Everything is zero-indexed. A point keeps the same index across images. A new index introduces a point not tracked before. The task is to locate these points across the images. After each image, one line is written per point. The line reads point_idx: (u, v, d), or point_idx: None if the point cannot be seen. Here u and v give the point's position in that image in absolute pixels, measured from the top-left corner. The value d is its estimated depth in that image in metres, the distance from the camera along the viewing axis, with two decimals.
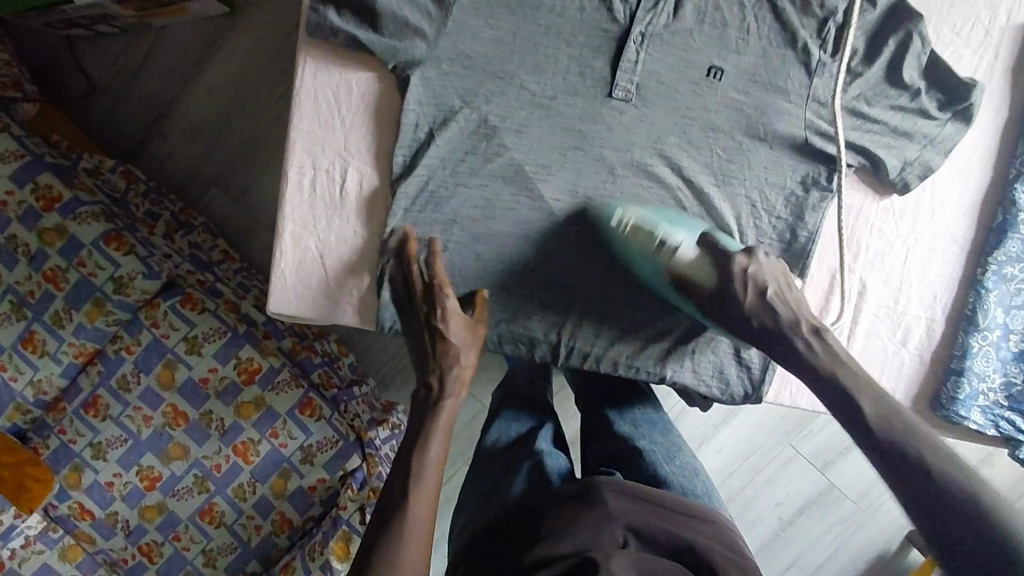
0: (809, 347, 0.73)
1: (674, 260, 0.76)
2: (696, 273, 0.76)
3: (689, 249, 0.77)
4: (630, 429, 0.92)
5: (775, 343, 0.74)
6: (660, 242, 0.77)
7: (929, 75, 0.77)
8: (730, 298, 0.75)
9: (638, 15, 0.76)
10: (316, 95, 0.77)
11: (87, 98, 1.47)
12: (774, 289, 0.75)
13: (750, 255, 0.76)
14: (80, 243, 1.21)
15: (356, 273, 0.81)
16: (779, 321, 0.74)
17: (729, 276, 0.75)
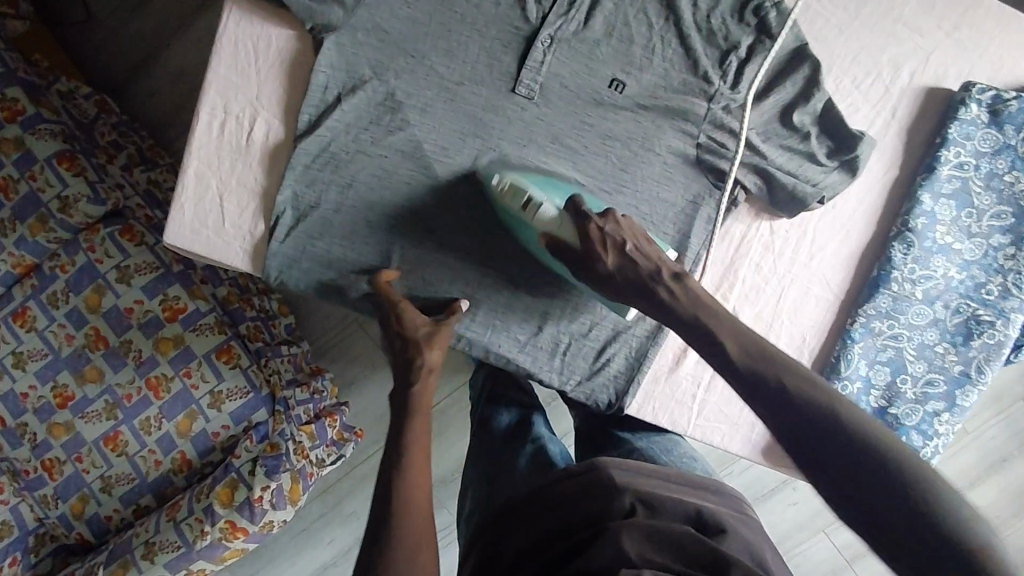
0: (672, 296, 0.70)
1: (537, 219, 0.77)
2: (559, 232, 0.76)
3: (552, 208, 0.77)
4: (634, 436, 0.89)
5: (651, 296, 0.72)
6: (527, 201, 0.77)
7: (822, 121, 0.80)
8: (591, 260, 0.74)
9: (549, 18, 0.78)
10: (236, 44, 0.82)
11: (80, 27, 1.52)
12: (634, 244, 0.73)
13: (604, 214, 0.74)
14: (35, 158, 1.25)
15: (250, 219, 0.85)
16: (636, 274, 0.72)
17: (589, 235, 0.74)
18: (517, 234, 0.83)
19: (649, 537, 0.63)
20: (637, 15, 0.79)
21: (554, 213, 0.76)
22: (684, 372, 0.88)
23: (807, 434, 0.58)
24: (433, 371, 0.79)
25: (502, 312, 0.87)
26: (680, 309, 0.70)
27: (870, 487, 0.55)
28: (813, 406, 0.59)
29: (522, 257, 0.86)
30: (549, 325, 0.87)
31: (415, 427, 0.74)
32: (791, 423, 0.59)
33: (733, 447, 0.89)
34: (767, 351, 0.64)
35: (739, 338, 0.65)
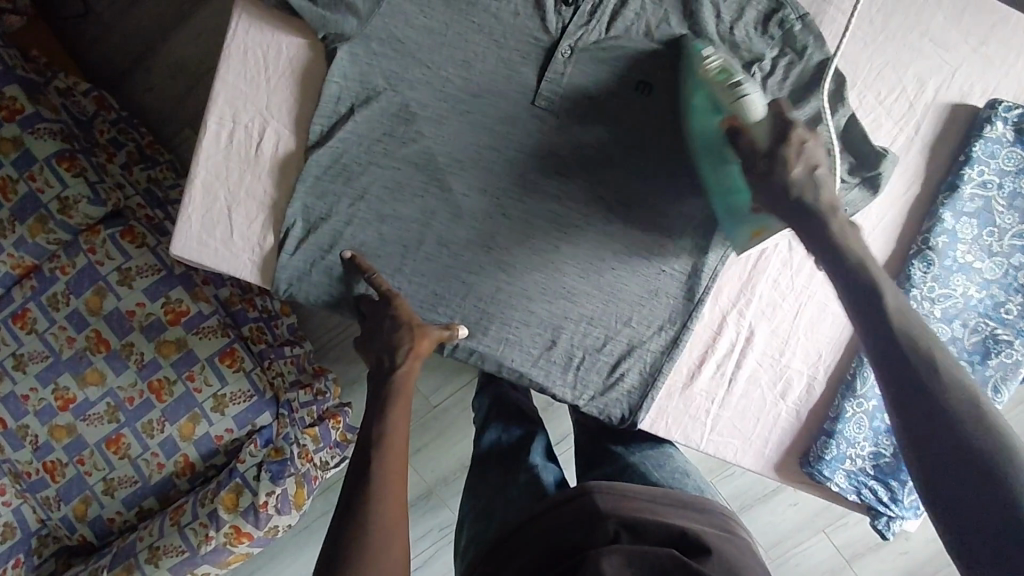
0: (846, 234, 0.64)
1: (732, 104, 0.71)
2: (753, 124, 0.70)
3: (759, 101, 0.70)
4: (625, 450, 0.89)
5: (809, 224, 0.65)
6: (732, 91, 0.71)
7: (846, 137, 0.78)
8: (772, 162, 0.67)
9: (569, 29, 0.76)
10: (246, 51, 0.80)
11: (79, 20, 1.49)
12: (822, 167, 0.66)
13: (812, 131, 0.67)
14: (34, 158, 1.23)
15: (259, 230, 0.83)
16: (825, 197, 0.65)
17: (784, 137, 0.67)
18: (681, 78, 0.78)
19: (630, 563, 0.62)
20: (658, 24, 0.77)
21: (755, 102, 0.70)
22: (697, 388, 0.86)
23: (937, 432, 0.55)
24: (416, 359, 0.79)
25: (514, 326, 0.85)
26: (852, 258, 0.63)
27: (983, 501, 0.51)
28: (959, 411, 0.55)
29: (536, 271, 0.84)
30: (563, 339, 0.85)
31: (395, 415, 0.75)
32: (916, 398, 0.57)
33: (745, 461, 0.88)
34: (930, 340, 0.60)
35: (904, 312, 0.60)
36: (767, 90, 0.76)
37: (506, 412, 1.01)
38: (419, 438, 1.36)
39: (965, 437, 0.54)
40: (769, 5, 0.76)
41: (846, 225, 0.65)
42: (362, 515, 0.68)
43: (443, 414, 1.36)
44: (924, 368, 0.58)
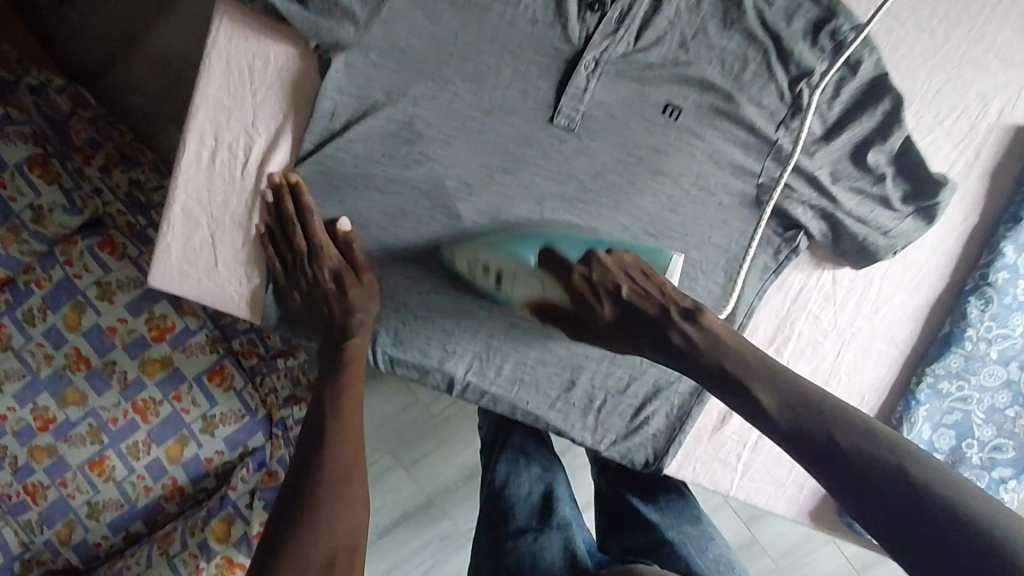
0: (689, 342, 0.64)
1: (516, 290, 0.72)
2: (544, 295, 0.72)
3: (527, 273, 0.71)
4: (659, 517, 0.84)
5: (657, 345, 0.66)
6: (499, 276, 0.72)
7: (900, 162, 0.71)
8: (587, 312, 0.69)
9: (594, 39, 0.68)
10: (227, 61, 0.70)
11: (51, 8, 1.37)
12: (630, 286, 0.67)
13: (589, 263, 0.68)
14: (3, 164, 1.14)
15: (246, 260, 0.75)
16: (638, 317, 0.66)
17: (578, 291, 0.69)
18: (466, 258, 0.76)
19: None
20: (694, 34, 0.68)
21: (529, 277, 0.71)
22: (729, 431, 0.81)
23: (867, 495, 0.53)
24: (360, 361, 0.77)
25: (530, 365, 0.78)
26: (705, 360, 0.63)
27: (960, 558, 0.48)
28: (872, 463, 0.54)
29: None
30: (582, 378, 0.79)
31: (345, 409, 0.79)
32: (853, 477, 0.54)
33: (779, 509, 0.82)
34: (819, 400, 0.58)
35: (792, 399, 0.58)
36: (811, 112, 0.69)
37: (522, 445, 0.94)
38: (418, 447, 1.22)
39: (902, 487, 0.52)
40: (820, 13, 0.67)
41: (693, 312, 0.65)
42: (315, 509, 0.74)
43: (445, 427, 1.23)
44: (829, 432, 0.56)
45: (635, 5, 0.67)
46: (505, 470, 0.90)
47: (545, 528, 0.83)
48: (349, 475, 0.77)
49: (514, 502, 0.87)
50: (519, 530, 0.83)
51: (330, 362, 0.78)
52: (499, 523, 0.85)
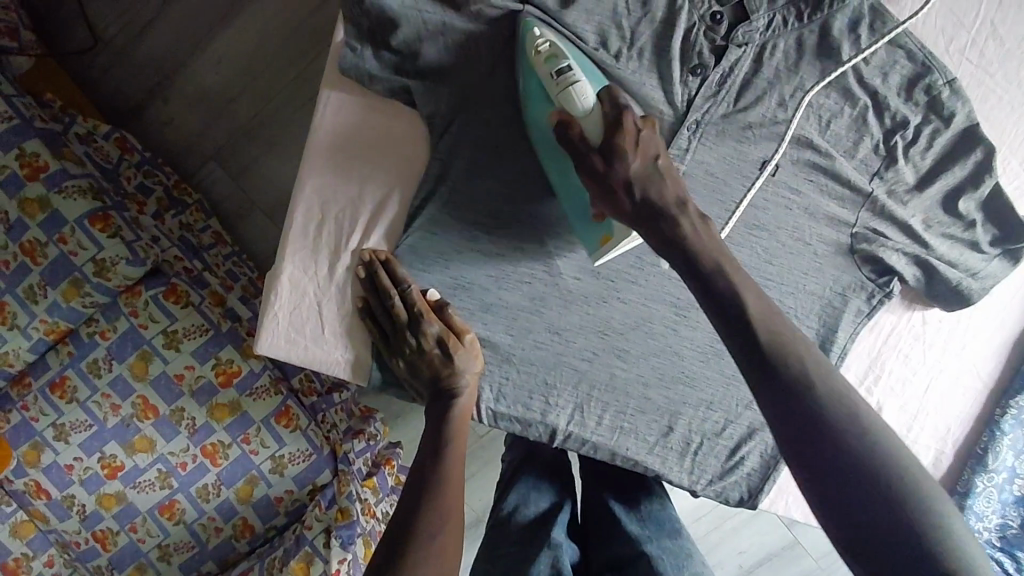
0: (695, 231, 0.59)
1: (561, 95, 0.63)
2: (575, 109, 0.63)
3: (586, 87, 0.63)
4: (638, 529, 0.85)
5: (658, 226, 0.60)
6: (563, 70, 0.64)
7: (988, 207, 0.73)
8: (609, 158, 0.61)
9: (696, 102, 0.69)
10: (335, 134, 0.73)
11: (87, 53, 1.36)
12: (664, 160, 0.63)
13: (644, 117, 0.62)
14: (63, 219, 1.13)
15: (353, 329, 0.76)
16: (658, 196, 0.61)
17: (616, 146, 0.61)
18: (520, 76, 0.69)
19: None
20: (793, 92, 0.70)
21: (586, 92, 0.63)
22: None
23: (798, 422, 0.50)
24: (463, 416, 0.76)
25: (630, 413, 0.80)
26: (705, 254, 0.58)
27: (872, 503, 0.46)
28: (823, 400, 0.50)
29: (654, 355, 0.78)
30: (680, 425, 0.80)
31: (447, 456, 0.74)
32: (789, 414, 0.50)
33: None
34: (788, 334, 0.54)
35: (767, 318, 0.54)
36: (906, 162, 0.71)
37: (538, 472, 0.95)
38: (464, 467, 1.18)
39: (829, 419, 0.49)
40: (914, 69, 0.69)
41: (698, 225, 0.60)
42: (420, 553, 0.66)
43: (492, 445, 1.17)
44: (787, 362, 0.52)
45: (737, 67, 0.69)
46: (514, 492, 0.91)
47: (539, 544, 0.84)
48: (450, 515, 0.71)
49: (518, 519, 0.88)
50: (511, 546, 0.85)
51: (430, 420, 0.76)
52: (498, 539, 0.87)
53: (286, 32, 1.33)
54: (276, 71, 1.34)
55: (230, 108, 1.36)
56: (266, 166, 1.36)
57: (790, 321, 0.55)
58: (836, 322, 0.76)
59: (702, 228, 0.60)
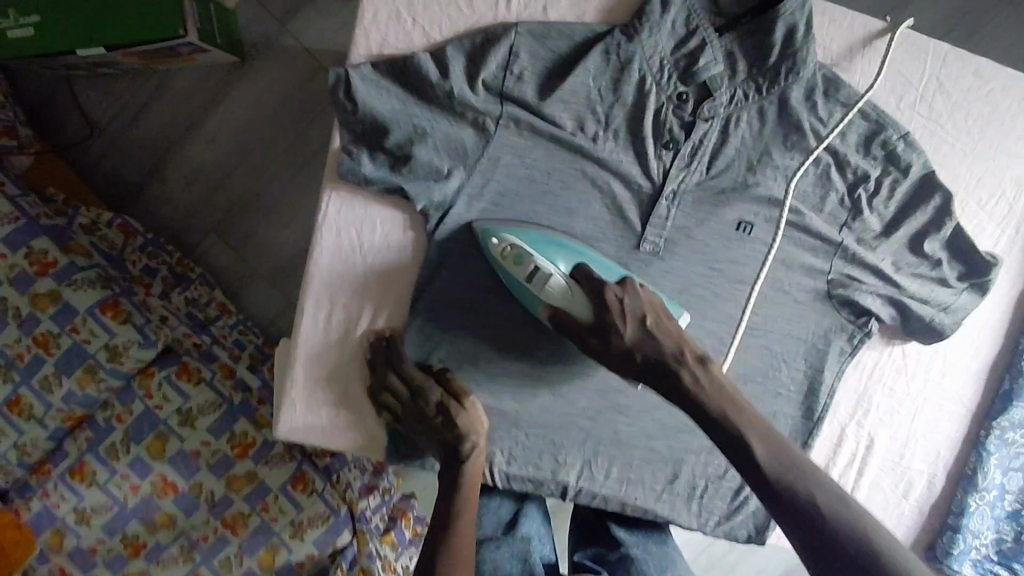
0: (695, 381, 0.67)
1: (545, 292, 0.71)
2: (568, 306, 0.71)
3: (561, 277, 0.71)
4: (626, 535, 0.87)
5: (660, 379, 0.69)
6: (533, 270, 0.71)
7: (953, 246, 0.79)
8: (606, 336, 0.70)
9: (672, 174, 0.74)
10: (338, 230, 0.78)
11: (83, 139, 1.34)
12: (654, 319, 0.70)
13: (623, 285, 0.70)
14: (75, 310, 1.17)
15: (366, 407, 0.80)
16: (656, 352, 0.69)
17: (607, 311, 0.70)
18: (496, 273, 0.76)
19: None
20: (760, 156, 0.75)
21: (563, 284, 0.71)
22: None
23: (818, 549, 0.58)
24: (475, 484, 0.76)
25: (635, 464, 0.84)
26: (703, 400, 0.67)
27: None
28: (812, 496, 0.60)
29: (653, 408, 0.83)
30: (684, 471, 0.84)
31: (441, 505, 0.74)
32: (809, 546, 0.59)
33: None
34: (787, 459, 0.63)
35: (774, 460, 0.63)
36: (871, 213, 0.76)
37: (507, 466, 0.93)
38: None
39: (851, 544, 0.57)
40: (869, 127, 0.75)
41: (698, 367, 0.68)
42: None
43: None
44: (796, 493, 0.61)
45: (706, 139, 0.74)
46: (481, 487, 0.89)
47: (512, 540, 0.85)
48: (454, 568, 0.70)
49: (483, 514, 0.87)
50: (483, 537, 0.85)
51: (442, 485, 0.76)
52: None
53: (277, 104, 1.30)
54: (271, 144, 1.31)
55: (227, 183, 1.34)
56: (265, 236, 1.34)
57: (792, 453, 0.63)
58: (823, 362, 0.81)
59: (703, 370, 0.68)
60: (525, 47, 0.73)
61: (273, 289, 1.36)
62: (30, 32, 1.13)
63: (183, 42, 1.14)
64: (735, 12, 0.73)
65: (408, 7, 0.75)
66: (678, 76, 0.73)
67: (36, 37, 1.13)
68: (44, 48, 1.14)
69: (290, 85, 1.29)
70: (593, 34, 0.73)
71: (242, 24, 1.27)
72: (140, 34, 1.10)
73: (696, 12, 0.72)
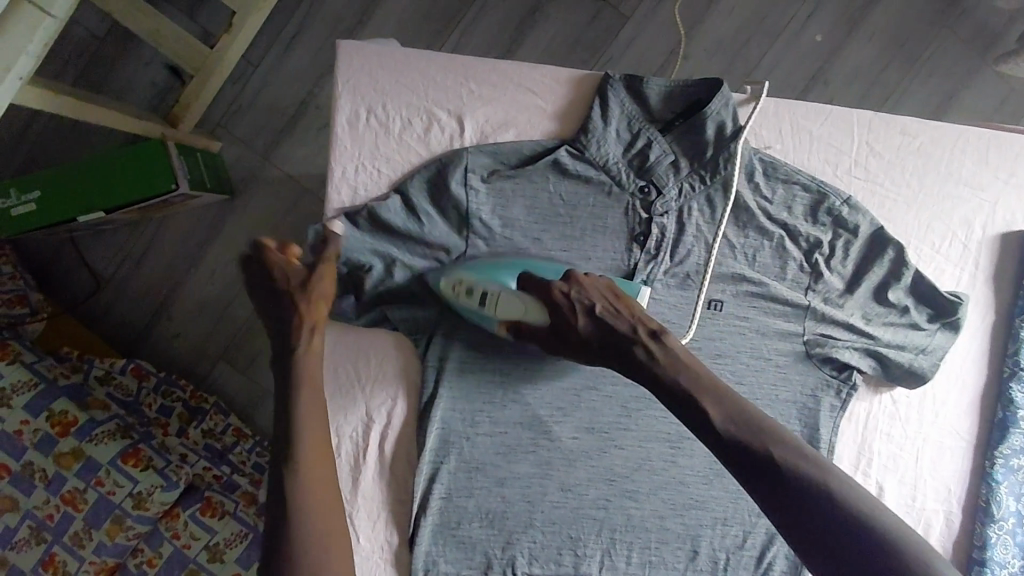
0: (654, 356, 0.69)
1: (498, 310, 0.75)
2: (525, 317, 0.76)
3: (510, 294, 0.75)
4: None
5: (617, 354, 0.71)
6: (483, 297, 0.75)
7: (915, 291, 0.82)
8: (563, 333, 0.73)
9: (639, 266, 0.79)
10: (339, 365, 0.82)
11: (91, 295, 1.40)
12: (603, 304, 0.73)
13: (567, 279, 0.73)
14: (98, 463, 1.21)
15: (384, 530, 0.83)
16: (613, 331, 0.71)
17: (558, 304, 0.73)
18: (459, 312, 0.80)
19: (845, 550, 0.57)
20: (717, 238, 0.80)
21: (513, 297, 0.75)
22: None
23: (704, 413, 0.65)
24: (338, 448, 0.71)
25: (654, 546, 0.85)
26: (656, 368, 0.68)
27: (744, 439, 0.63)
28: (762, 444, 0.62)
29: (663, 488, 0.84)
30: (704, 545, 0.85)
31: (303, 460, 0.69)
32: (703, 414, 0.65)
33: None
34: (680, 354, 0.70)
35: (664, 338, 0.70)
36: (832, 274, 0.81)
37: None
38: None
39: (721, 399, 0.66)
40: (813, 197, 0.80)
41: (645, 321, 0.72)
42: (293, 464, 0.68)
43: None
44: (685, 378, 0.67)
45: (663, 234, 0.79)
46: None
47: None
48: (327, 516, 0.69)
49: None
50: None
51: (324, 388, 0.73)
52: None
53: (269, 233, 1.37)
54: None
55: (229, 313, 1.39)
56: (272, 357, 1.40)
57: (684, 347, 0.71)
58: (817, 422, 0.83)
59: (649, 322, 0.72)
60: (485, 170, 0.79)
61: None
62: (35, 208, 1.21)
63: (174, 195, 1.21)
64: (669, 116, 0.79)
65: (372, 157, 0.80)
66: (628, 180, 0.79)
67: (41, 211, 1.21)
68: (49, 220, 1.22)
69: (279, 215, 1.36)
70: (544, 152, 0.80)
71: (227, 166, 1.35)
72: (136, 196, 1.18)
73: (635, 117, 0.79)
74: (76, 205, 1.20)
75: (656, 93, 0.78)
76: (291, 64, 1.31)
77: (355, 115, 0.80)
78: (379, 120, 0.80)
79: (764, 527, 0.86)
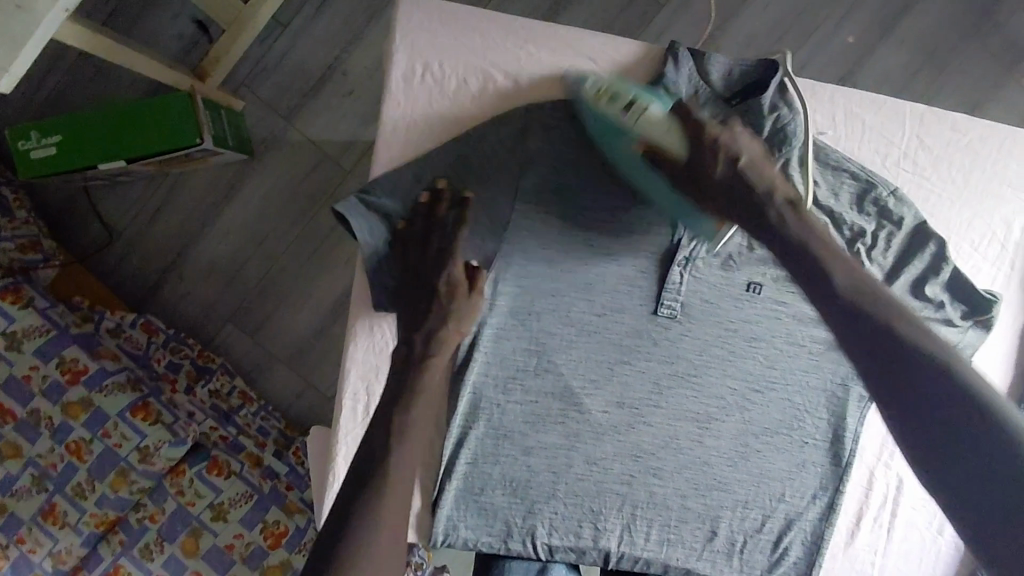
0: (780, 218, 0.67)
1: (641, 126, 0.73)
2: (666, 141, 0.73)
3: (658, 110, 0.74)
4: None
5: (758, 219, 0.68)
6: (629, 103, 0.74)
7: (951, 287, 0.83)
8: (701, 168, 0.72)
9: (683, 242, 0.79)
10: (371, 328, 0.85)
11: (102, 246, 1.36)
12: (749, 159, 0.71)
13: (727, 128, 0.72)
14: (105, 414, 1.16)
15: None
16: (749, 199, 0.69)
17: (703, 144, 0.72)
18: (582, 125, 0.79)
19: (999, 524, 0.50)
20: None
21: (662, 118, 0.73)
22: (858, 545, 0.89)
23: (847, 323, 0.59)
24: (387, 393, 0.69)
25: (674, 524, 0.85)
26: (802, 241, 0.65)
27: (892, 365, 0.55)
28: (926, 366, 0.54)
29: (687, 467, 0.84)
30: (722, 527, 0.86)
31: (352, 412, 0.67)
32: (846, 325, 0.59)
33: None
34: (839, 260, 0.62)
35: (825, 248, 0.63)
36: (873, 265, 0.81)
37: None
38: None
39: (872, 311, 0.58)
40: (860, 186, 0.81)
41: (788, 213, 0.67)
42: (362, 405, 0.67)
43: None
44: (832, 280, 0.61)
45: None
46: None
47: None
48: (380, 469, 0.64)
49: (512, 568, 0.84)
50: None
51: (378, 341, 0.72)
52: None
53: (288, 194, 1.33)
54: (283, 232, 1.34)
55: (242, 275, 1.36)
56: (281, 323, 1.36)
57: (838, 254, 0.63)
58: (845, 401, 0.85)
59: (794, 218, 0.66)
60: (540, 134, 0.79)
61: (291, 371, 1.37)
62: (55, 151, 1.17)
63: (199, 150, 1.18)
64: (725, 94, 0.79)
65: (425, 116, 0.81)
66: None
67: (61, 155, 1.17)
68: (69, 166, 1.18)
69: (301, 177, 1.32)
70: None
71: (251, 124, 1.31)
72: (163, 146, 1.14)
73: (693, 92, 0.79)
74: (99, 151, 1.16)
75: (717, 71, 0.78)
76: (324, 23, 1.28)
77: (410, 73, 0.81)
78: (434, 78, 0.81)
79: (783, 515, 0.86)
